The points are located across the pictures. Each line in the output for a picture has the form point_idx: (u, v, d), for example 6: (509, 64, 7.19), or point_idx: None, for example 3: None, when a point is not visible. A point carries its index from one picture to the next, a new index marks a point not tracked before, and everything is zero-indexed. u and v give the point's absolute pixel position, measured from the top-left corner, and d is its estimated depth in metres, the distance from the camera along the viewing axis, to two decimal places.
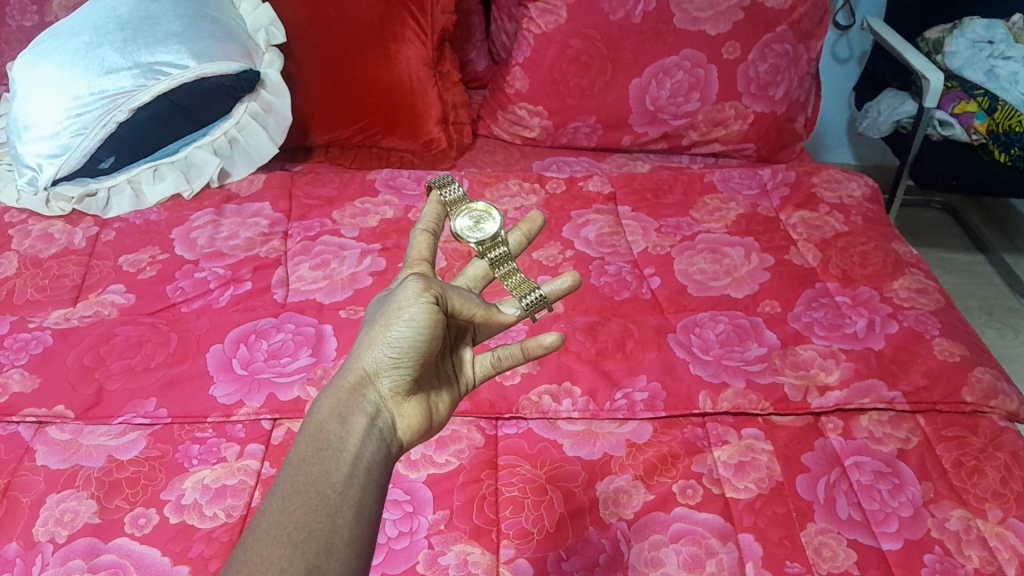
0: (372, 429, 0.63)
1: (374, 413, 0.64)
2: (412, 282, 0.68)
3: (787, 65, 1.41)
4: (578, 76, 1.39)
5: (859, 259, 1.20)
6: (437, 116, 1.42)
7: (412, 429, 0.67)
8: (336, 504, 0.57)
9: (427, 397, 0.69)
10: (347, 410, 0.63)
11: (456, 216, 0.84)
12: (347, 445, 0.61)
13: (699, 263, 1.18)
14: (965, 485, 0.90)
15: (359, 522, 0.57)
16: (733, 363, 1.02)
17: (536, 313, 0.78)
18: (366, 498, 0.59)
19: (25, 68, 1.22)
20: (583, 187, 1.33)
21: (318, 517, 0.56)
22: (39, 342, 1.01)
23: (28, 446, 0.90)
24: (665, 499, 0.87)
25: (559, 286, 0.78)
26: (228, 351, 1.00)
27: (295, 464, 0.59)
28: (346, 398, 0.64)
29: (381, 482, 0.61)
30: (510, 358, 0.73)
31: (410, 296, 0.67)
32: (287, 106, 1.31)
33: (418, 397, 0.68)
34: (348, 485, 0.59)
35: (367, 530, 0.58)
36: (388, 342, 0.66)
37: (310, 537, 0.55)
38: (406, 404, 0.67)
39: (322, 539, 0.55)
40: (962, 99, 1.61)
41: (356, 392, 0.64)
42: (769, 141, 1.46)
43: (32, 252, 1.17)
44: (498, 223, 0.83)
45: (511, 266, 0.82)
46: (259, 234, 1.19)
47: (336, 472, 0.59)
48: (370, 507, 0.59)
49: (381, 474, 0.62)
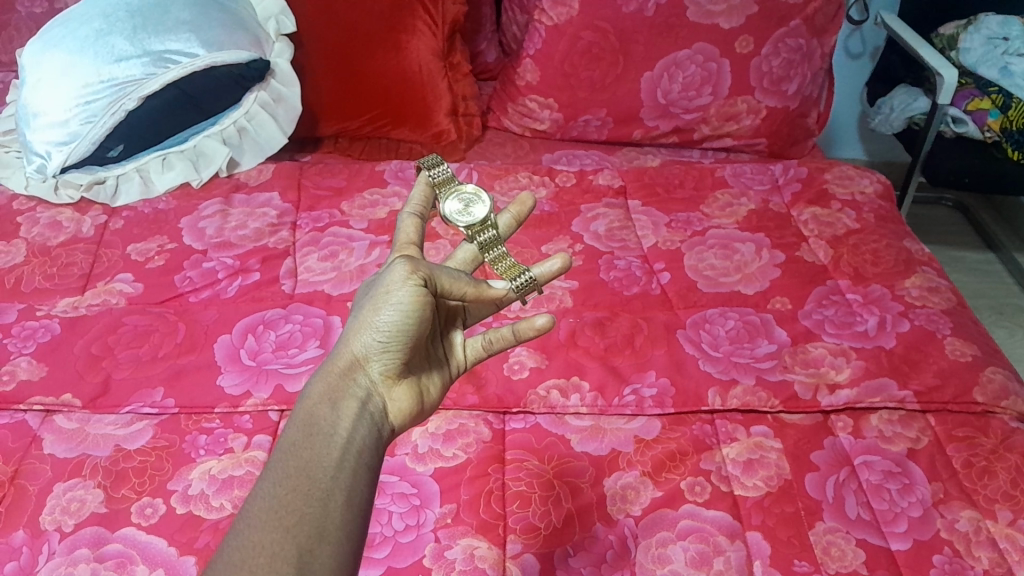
0: (363, 414, 0.64)
1: (365, 397, 0.65)
2: (399, 265, 0.67)
3: (800, 60, 1.39)
4: (589, 69, 1.38)
5: (870, 257, 1.19)
6: (447, 107, 1.41)
7: (403, 413, 0.68)
8: (327, 489, 0.57)
9: (417, 381, 0.70)
10: (338, 395, 0.64)
11: (444, 198, 0.84)
12: (338, 430, 0.61)
13: (709, 258, 1.18)
14: (975, 485, 0.89)
15: (351, 506, 0.58)
16: (742, 360, 1.01)
17: (528, 294, 0.77)
18: (357, 481, 0.59)
19: (34, 56, 1.21)
20: (593, 181, 1.32)
21: (309, 501, 0.56)
22: (47, 330, 1.01)
23: (35, 434, 0.90)
24: (674, 496, 0.87)
25: (547, 269, 0.76)
26: (236, 342, 1.00)
27: (286, 450, 0.60)
28: (337, 383, 0.64)
29: (373, 466, 0.62)
30: (502, 339, 0.75)
31: (397, 280, 0.67)
32: (297, 96, 1.31)
33: (408, 381, 0.69)
34: (340, 469, 0.59)
35: (358, 515, 0.58)
36: (376, 326, 0.66)
37: (301, 522, 0.55)
38: (396, 389, 0.68)
39: (313, 524, 0.55)
40: (975, 96, 1.59)
41: (346, 376, 0.65)
42: (780, 136, 1.45)
43: (41, 240, 1.17)
44: (488, 207, 0.83)
45: (501, 248, 0.83)
46: (268, 224, 1.19)
47: (327, 456, 0.59)
48: (362, 490, 0.59)
49: (372, 459, 0.62)
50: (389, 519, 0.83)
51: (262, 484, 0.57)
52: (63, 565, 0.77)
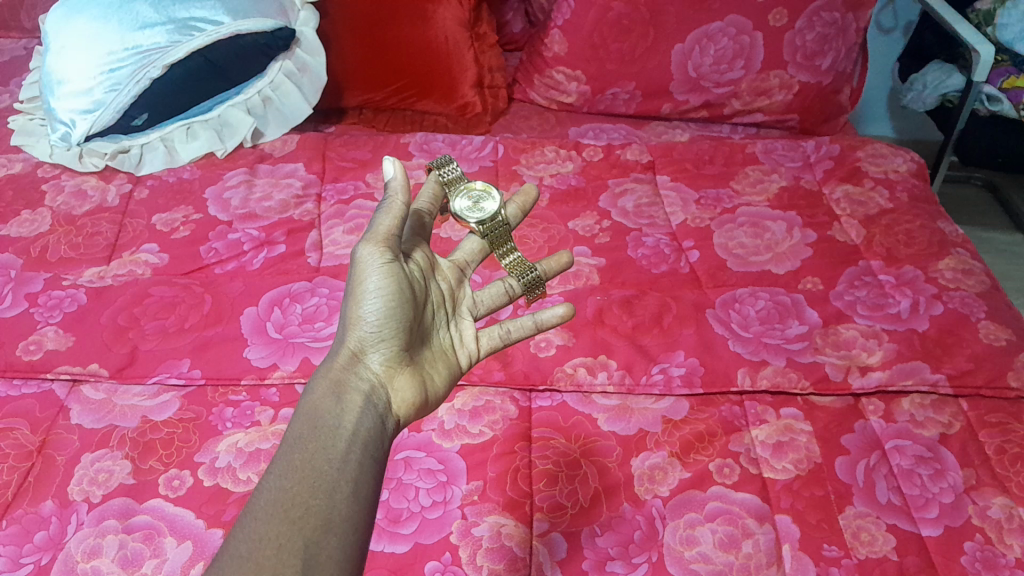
0: (367, 405, 0.64)
1: (368, 390, 0.65)
2: (372, 250, 0.69)
3: (835, 35, 1.36)
4: (618, 40, 1.35)
5: (904, 237, 1.16)
6: (473, 79, 1.39)
7: (407, 404, 0.68)
8: (334, 481, 0.57)
9: (419, 372, 0.71)
10: (342, 388, 0.64)
11: (455, 195, 0.84)
12: (342, 422, 0.61)
13: (739, 236, 1.16)
14: (1008, 472, 0.88)
15: (357, 498, 0.57)
16: (773, 341, 1.00)
17: (535, 291, 0.85)
18: (363, 472, 0.59)
19: (58, 22, 1.20)
20: (621, 156, 1.30)
21: (316, 493, 0.55)
22: (74, 300, 1.01)
23: (63, 404, 0.90)
24: (702, 477, 0.86)
25: (553, 265, 0.86)
26: (262, 314, 0.99)
27: (291, 443, 0.59)
28: (340, 376, 0.65)
29: (379, 458, 0.62)
30: (520, 329, 0.79)
31: (375, 266, 0.69)
32: (322, 66, 1.29)
33: (410, 371, 0.69)
34: (345, 460, 0.58)
35: (365, 506, 0.58)
36: (366, 318, 0.68)
37: (307, 514, 0.54)
38: (398, 379, 0.68)
39: (320, 515, 0.54)
40: (1011, 73, 1.55)
41: (347, 369, 0.66)
42: (812, 113, 1.43)
43: (66, 208, 1.16)
44: (497, 202, 0.85)
45: (513, 250, 0.86)
46: (293, 196, 1.18)
47: (332, 449, 0.59)
48: (368, 482, 0.59)
49: (377, 449, 0.62)
50: (416, 495, 0.83)
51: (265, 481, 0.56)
52: (91, 535, 0.77)
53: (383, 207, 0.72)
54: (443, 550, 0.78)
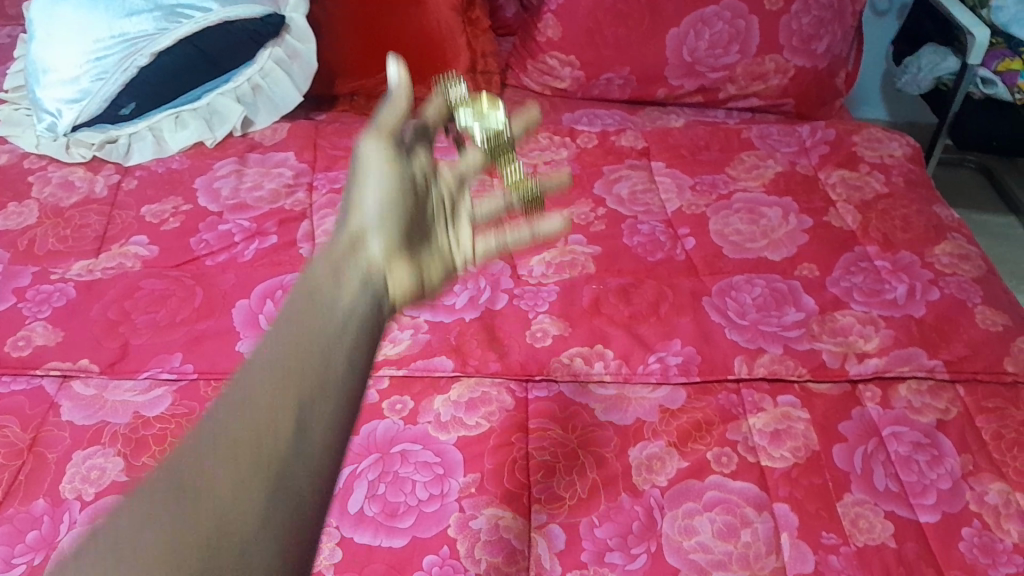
0: (370, 282, 0.53)
1: (364, 270, 0.53)
2: (383, 143, 0.64)
3: (831, 18, 1.35)
4: (613, 25, 1.34)
5: (900, 222, 1.16)
6: (466, 65, 1.37)
7: (405, 292, 0.56)
8: (331, 344, 0.45)
9: (416, 258, 0.58)
10: (339, 260, 0.52)
11: (461, 108, 0.87)
12: (336, 296, 0.49)
13: (736, 223, 1.15)
14: (1005, 457, 0.88)
15: (355, 368, 0.46)
16: (770, 329, 0.99)
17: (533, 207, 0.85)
18: (361, 344, 0.47)
19: (41, 9, 1.17)
20: (616, 142, 1.29)
21: (304, 377, 0.43)
22: (63, 294, 1.00)
23: (53, 400, 0.89)
24: (700, 466, 0.85)
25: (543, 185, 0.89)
26: (255, 307, 0.98)
27: (275, 327, 0.45)
28: (342, 250, 0.54)
29: (374, 340, 0.50)
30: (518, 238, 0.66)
31: (383, 160, 0.63)
32: (312, 53, 1.27)
33: (413, 258, 0.58)
34: (343, 335, 0.47)
35: (360, 378, 0.46)
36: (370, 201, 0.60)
37: (297, 378, 0.42)
38: (395, 264, 0.56)
39: (317, 377, 0.43)
40: (1006, 56, 1.54)
41: (348, 240, 0.55)
42: (807, 97, 1.42)
43: (53, 200, 1.15)
44: (502, 111, 0.88)
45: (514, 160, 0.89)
46: (284, 185, 1.17)
47: (329, 323, 0.47)
48: (356, 371, 0.46)
49: (373, 332, 0.50)
50: (413, 489, 0.82)
51: (167, 506, 0.37)
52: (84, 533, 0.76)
53: (388, 104, 0.67)
54: (440, 544, 0.78)
